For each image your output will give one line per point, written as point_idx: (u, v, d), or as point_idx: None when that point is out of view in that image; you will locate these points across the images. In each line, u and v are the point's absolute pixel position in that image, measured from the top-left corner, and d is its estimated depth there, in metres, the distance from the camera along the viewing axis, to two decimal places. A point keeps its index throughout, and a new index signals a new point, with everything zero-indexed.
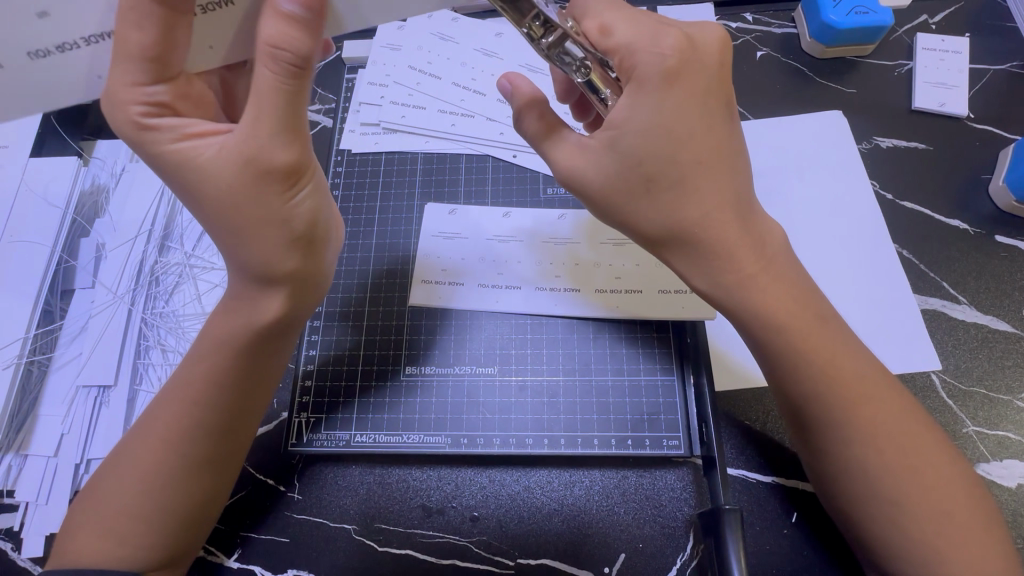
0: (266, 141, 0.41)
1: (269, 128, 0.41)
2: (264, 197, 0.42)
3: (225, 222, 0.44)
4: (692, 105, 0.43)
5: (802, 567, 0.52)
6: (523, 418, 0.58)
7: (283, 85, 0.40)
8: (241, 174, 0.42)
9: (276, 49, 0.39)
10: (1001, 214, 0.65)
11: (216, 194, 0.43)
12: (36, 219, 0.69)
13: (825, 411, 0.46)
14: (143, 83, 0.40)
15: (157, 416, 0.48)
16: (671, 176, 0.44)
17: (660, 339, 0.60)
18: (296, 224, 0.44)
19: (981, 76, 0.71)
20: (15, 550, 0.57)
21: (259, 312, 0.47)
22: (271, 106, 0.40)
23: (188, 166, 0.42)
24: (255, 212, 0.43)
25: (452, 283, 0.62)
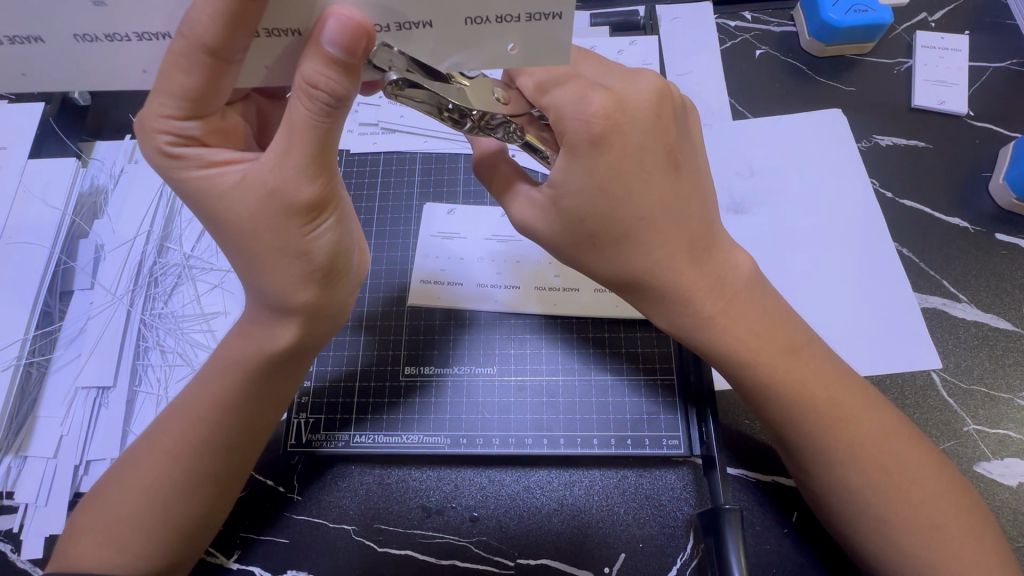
0: (291, 177, 0.39)
1: (295, 166, 0.38)
2: (285, 232, 0.41)
3: (247, 252, 0.42)
4: (632, 160, 0.43)
5: (803, 566, 0.52)
6: (523, 418, 0.58)
7: (314, 122, 0.37)
8: (264, 208, 0.40)
9: (313, 89, 0.36)
10: (1001, 212, 0.65)
11: (238, 224, 0.41)
12: (35, 221, 0.69)
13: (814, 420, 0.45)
14: (175, 116, 0.39)
15: (165, 429, 0.48)
16: (617, 231, 0.44)
17: (660, 339, 0.60)
18: (316, 258, 0.43)
19: (981, 74, 0.71)
20: (16, 551, 0.57)
21: (274, 340, 0.46)
22: (299, 142, 0.38)
23: (212, 196, 0.41)
24: (274, 245, 0.41)
25: (451, 283, 0.62)
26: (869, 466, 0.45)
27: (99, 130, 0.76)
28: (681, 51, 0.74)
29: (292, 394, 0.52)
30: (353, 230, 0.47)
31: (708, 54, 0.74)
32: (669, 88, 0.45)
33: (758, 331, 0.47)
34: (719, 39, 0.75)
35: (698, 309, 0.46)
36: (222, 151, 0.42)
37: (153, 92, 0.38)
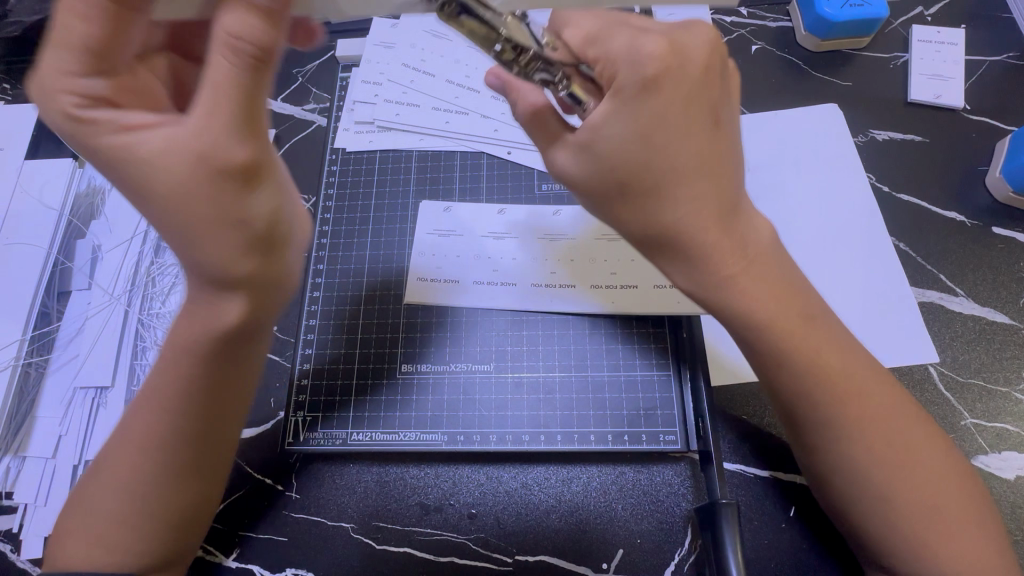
0: (219, 136, 0.38)
1: (224, 121, 0.38)
2: (218, 195, 0.39)
3: (171, 218, 0.40)
4: (678, 107, 0.41)
5: (801, 561, 0.52)
6: (519, 414, 0.58)
7: (238, 76, 0.38)
8: (191, 171, 0.38)
9: (235, 41, 0.37)
10: (998, 206, 0.64)
11: (167, 190, 0.39)
12: (31, 223, 0.69)
13: (816, 416, 0.46)
14: (76, 73, 0.38)
15: (130, 426, 0.47)
16: (651, 181, 0.42)
17: (656, 335, 0.60)
18: (248, 224, 0.41)
19: (977, 68, 0.71)
20: (15, 551, 0.57)
21: (220, 317, 0.44)
22: (227, 97, 0.38)
23: (132, 160, 0.39)
24: (205, 209, 0.39)
25: (448, 281, 0.62)
26: (870, 462, 0.45)
27: None
28: None
29: (252, 381, 0.51)
30: (291, 213, 0.46)
31: None
32: (720, 44, 0.43)
33: (775, 296, 0.45)
34: None
35: (691, 308, 0.46)
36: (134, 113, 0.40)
37: (51, 47, 0.38)
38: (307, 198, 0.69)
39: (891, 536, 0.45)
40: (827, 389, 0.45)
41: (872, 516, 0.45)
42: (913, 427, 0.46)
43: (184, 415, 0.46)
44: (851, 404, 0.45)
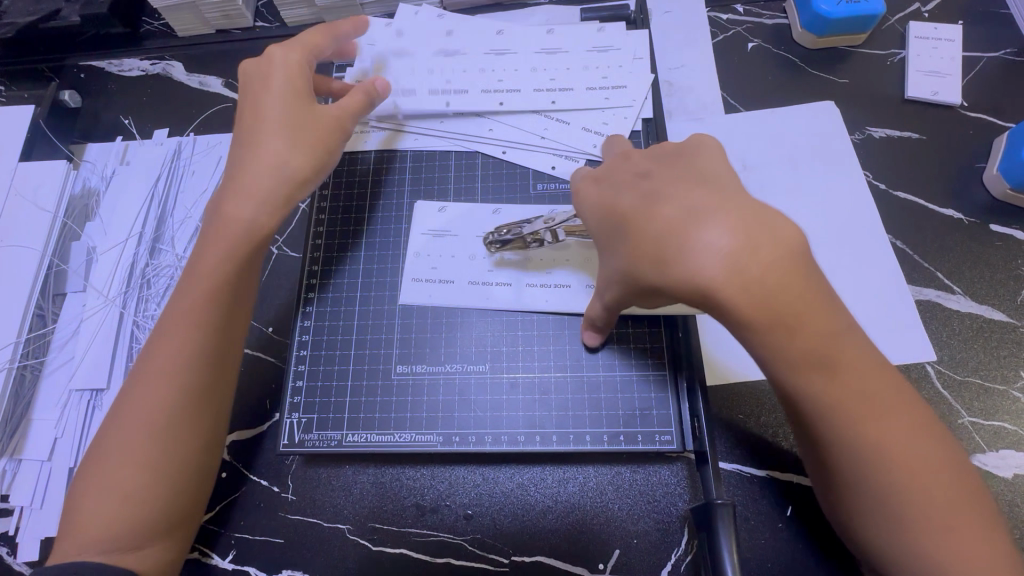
0: (324, 113, 0.56)
1: (333, 114, 0.56)
2: (302, 127, 0.54)
3: (279, 133, 0.53)
4: (617, 161, 0.48)
5: (798, 562, 0.52)
6: (515, 414, 0.57)
7: (359, 103, 0.60)
8: (294, 111, 0.54)
9: (370, 92, 0.60)
10: (996, 202, 0.64)
11: (272, 113, 0.53)
12: (25, 225, 0.68)
13: (830, 439, 0.39)
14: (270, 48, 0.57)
15: (116, 427, 0.46)
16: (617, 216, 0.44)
17: (652, 334, 0.59)
18: (328, 169, 0.56)
19: (975, 64, 0.70)
20: (12, 553, 0.57)
21: (239, 213, 0.50)
22: (357, 99, 0.59)
23: (263, 92, 0.54)
24: (289, 128, 0.53)
25: (443, 282, 0.62)
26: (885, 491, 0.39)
27: (91, 131, 0.77)
28: (672, 48, 0.74)
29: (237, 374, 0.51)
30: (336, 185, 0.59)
31: (698, 49, 0.74)
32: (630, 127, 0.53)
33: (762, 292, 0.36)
34: (710, 33, 0.75)
35: None
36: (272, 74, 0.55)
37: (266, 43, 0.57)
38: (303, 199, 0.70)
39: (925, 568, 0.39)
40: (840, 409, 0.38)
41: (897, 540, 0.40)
42: (941, 442, 0.40)
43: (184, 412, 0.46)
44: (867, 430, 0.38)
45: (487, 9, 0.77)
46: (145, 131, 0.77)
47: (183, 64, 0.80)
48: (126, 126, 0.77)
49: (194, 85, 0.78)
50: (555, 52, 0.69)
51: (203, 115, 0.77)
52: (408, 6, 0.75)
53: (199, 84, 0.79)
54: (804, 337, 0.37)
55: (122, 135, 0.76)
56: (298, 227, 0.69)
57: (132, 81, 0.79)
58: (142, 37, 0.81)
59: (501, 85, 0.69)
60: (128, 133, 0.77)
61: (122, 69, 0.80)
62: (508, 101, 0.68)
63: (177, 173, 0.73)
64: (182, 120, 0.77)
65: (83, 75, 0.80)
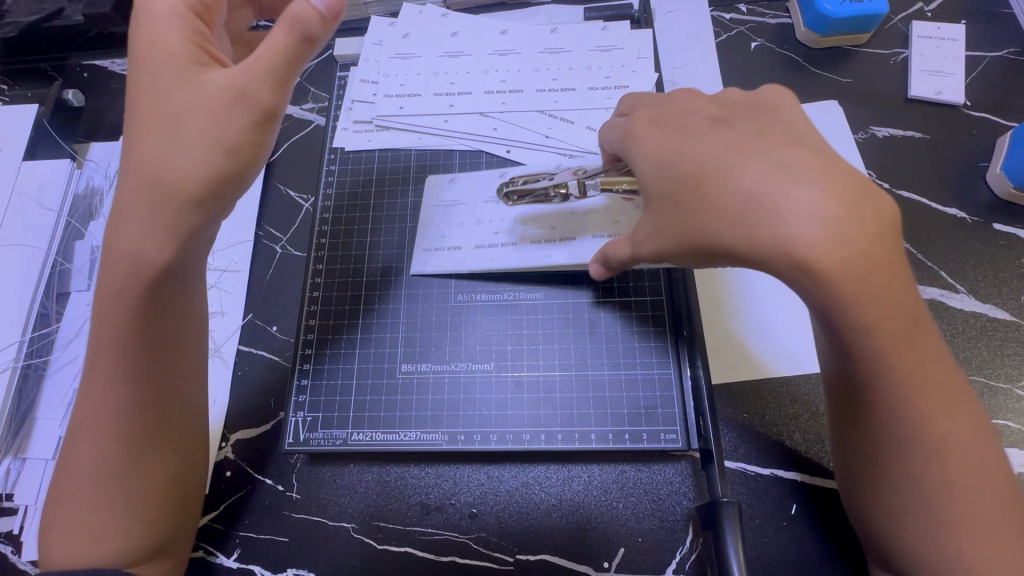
0: (245, 82, 0.45)
1: (262, 79, 0.45)
2: (190, 122, 0.45)
3: (171, 118, 0.45)
4: (672, 117, 0.48)
5: (803, 560, 0.52)
6: (520, 413, 0.57)
7: (289, 51, 0.46)
8: (184, 100, 0.45)
9: (295, 22, 0.45)
10: (999, 201, 0.64)
11: (157, 95, 0.46)
12: (28, 223, 0.68)
13: (886, 400, 0.40)
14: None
15: (79, 448, 0.46)
16: (701, 177, 0.42)
17: (655, 322, 0.59)
18: (224, 169, 0.45)
19: (977, 63, 0.71)
20: (16, 552, 0.57)
21: (143, 245, 0.45)
22: (272, 56, 0.45)
23: (144, 60, 0.46)
24: (179, 116, 0.45)
25: (451, 252, 0.63)
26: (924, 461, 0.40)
27: (94, 131, 0.77)
28: (675, 47, 0.74)
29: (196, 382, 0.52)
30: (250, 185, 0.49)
31: (701, 49, 0.74)
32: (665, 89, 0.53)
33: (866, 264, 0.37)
34: (713, 33, 0.75)
35: None
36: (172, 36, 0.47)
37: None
38: (306, 198, 0.70)
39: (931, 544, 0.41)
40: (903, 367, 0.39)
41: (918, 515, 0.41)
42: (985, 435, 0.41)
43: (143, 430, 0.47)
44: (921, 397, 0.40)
45: (490, 9, 0.77)
46: None
47: None
48: None
49: None
50: (558, 52, 0.70)
51: None
52: (411, 6, 0.74)
53: None
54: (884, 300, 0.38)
55: None
56: (302, 226, 0.69)
57: None
58: None
59: (504, 85, 0.69)
60: None
61: (126, 68, 0.80)
62: (511, 101, 0.68)
63: None
64: None
65: (86, 74, 0.80)
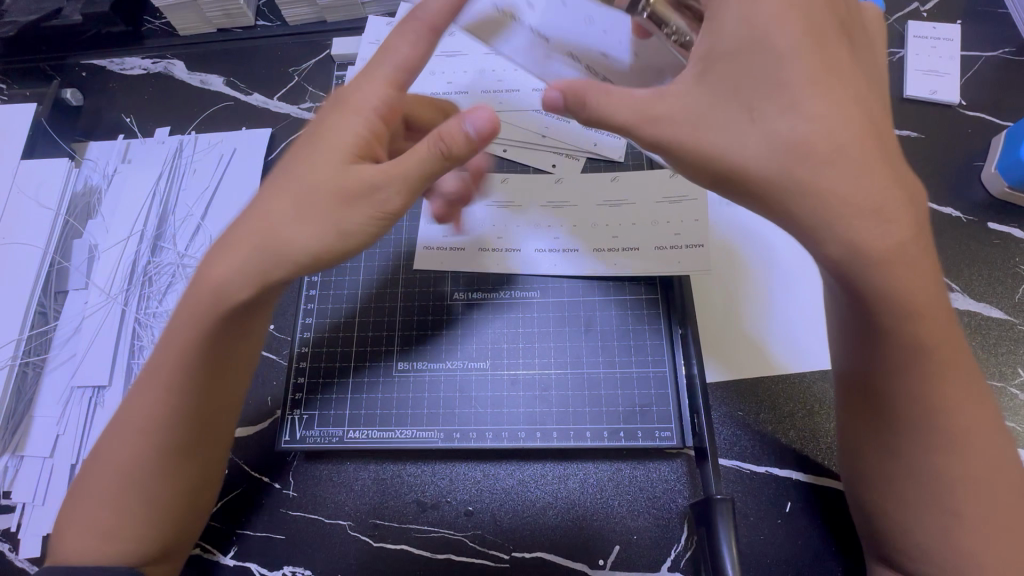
0: (379, 186, 0.44)
1: (397, 183, 0.44)
2: (343, 207, 0.44)
3: (301, 186, 0.44)
4: (790, 12, 0.39)
5: (798, 557, 0.52)
6: (516, 411, 0.57)
7: (431, 166, 0.44)
8: (338, 182, 0.44)
9: (443, 141, 0.43)
10: (993, 201, 0.64)
11: (311, 169, 0.44)
12: (28, 223, 0.68)
13: (926, 416, 0.41)
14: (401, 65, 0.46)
15: (110, 443, 0.47)
16: (773, 99, 0.38)
17: (651, 316, 0.59)
18: (333, 251, 0.44)
19: (973, 63, 0.71)
20: (14, 549, 0.58)
21: (226, 284, 0.44)
22: (411, 169, 0.44)
23: (326, 138, 0.45)
24: (321, 193, 0.44)
25: (453, 248, 0.63)
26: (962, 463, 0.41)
27: (92, 130, 0.77)
28: None
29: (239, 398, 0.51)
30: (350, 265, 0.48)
31: None
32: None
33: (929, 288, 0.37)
34: None
35: None
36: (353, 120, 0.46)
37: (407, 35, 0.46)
38: None
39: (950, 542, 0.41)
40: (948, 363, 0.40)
41: (934, 518, 0.42)
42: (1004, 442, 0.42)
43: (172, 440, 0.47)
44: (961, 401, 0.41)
45: None
46: (147, 129, 0.77)
47: (184, 63, 0.80)
48: (127, 124, 0.78)
49: (194, 84, 0.79)
50: None
51: (205, 114, 0.77)
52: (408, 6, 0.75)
53: (200, 83, 0.79)
54: (935, 318, 0.38)
55: (124, 134, 0.77)
56: None
57: (134, 80, 0.80)
58: (144, 36, 0.81)
59: (501, 84, 0.70)
60: (130, 131, 0.77)
61: (124, 67, 0.80)
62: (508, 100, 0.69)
63: (179, 172, 0.73)
64: (183, 119, 0.77)
65: (84, 73, 0.80)
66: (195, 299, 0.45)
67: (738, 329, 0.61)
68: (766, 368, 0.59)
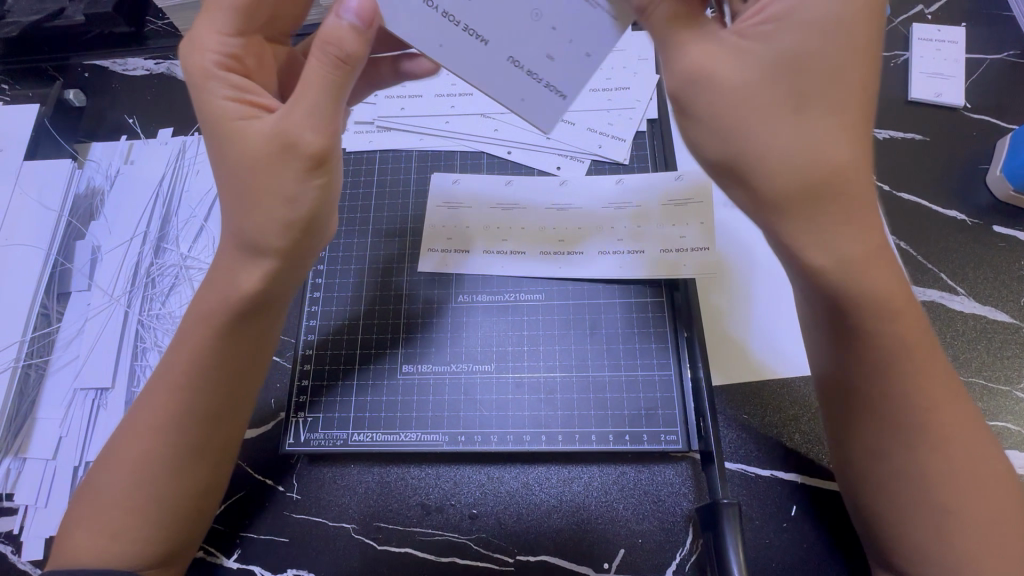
0: (299, 124, 0.44)
1: (312, 115, 0.44)
2: (284, 174, 0.44)
3: (244, 180, 0.45)
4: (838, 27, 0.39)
5: (803, 561, 0.52)
6: (520, 414, 0.57)
7: (332, 77, 0.44)
8: (271, 150, 0.44)
9: (327, 43, 0.43)
10: (998, 204, 0.64)
11: (243, 154, 0.45)
12: (30, 224, 0.68)
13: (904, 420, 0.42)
14: (223, 32, 0.47)
15: (125, 444, 0.47)
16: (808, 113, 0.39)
17: (656, 318, 0.59)
18: (291, 217, 0.45)
19: (977, 66, 0.71)
20: (16, 553, 0.57)
21: (236, 280, 0.47)
22: (314, 84, 0.44)
23: (235, 134, 0.45)
24: (267, 182, 0.44)
25: (457, 251, 0.63)
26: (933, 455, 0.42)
27: (95, 130, 0.77)
28: None
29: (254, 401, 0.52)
30: (321, 227, 0.49)
31: None
32: None
33: (894, 302, 0.40)
34: None
35: None
36: (253, 98, 0.47)
37: (214, 18, 0.48)
38: None
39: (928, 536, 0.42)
40: (913, 359, 0.41)
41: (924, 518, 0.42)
42: (986, 441, 0.43)
43: (189, 441, 0.47)
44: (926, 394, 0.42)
45: None
46: (149, 130, 0.77)
47: None
48: (130, 125, 0.78)
49: None
50: None
51: None
52: None
53: None
54: (904, 331, 0.41)
55: (127, 135, 0.76)
56: None
57: (137, 80, 0.79)
58: (147, 37, 0.81)
59: None
60: (132, 132, 0.77)
61: (127, 68, 0.80)
62: None
63: (182, 173, 0.73)
64: (186, 121, 0.77)
65: (87, 73, 0.80)
66: (210, 300, 0.48)
67: (742, 330, 0.61)
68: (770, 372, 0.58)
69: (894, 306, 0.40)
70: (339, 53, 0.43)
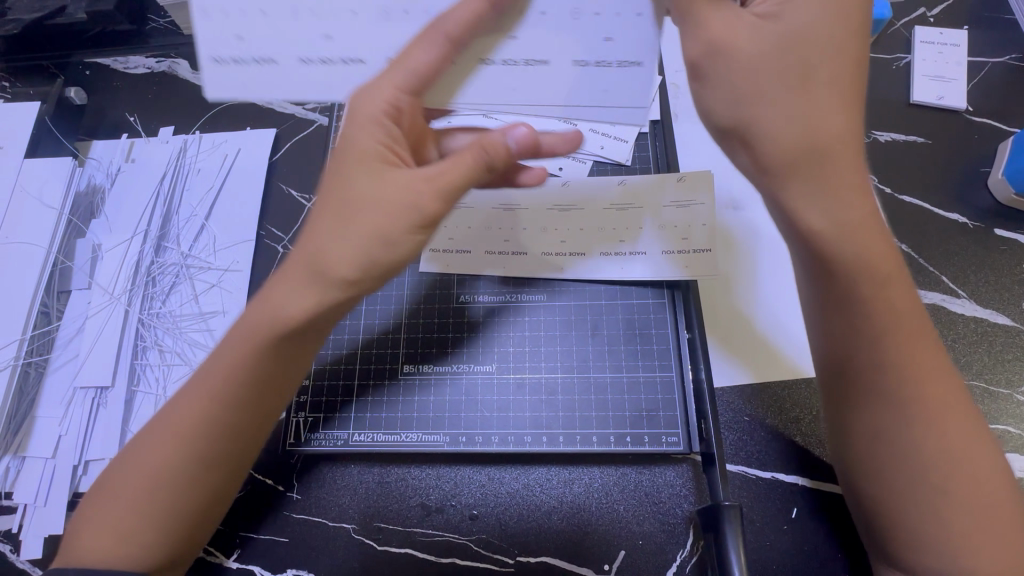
0: (429, 195, 0.45)
1: (444, 189, 0.45)
2: (394, 229, 0.44)
3: (349, 213, 0.45)
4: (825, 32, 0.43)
5: (803, 562, 0.52)
6: (522, 415, 0.57)
7: (474, 171, 0.47)
8: (407, 202, 0.45)
9: (486, 147, 0.47)
10: (999, 207, 0.64)
11: (379, 196, 0.45)
12: (31, 222, 0.68)
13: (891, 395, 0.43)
14: (400, 88, 0.43)
15: (144, 449, 0.47)
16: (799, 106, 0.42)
17: (657, 320, 0.59)
18: (383, 261, 0.45)
19: (979, 69, 0.71)
20: (16, 551, 0.58)
21: (285, 307, 0.45)
22: (454, 174, 0.46)
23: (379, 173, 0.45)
24: (378, 225, 0.44)
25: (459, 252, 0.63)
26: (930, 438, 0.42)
27: (95, 128, 0.77)
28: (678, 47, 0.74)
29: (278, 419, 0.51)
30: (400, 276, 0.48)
31: None
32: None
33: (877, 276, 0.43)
34: None
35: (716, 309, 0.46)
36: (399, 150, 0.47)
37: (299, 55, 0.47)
38: (309, 198, 0.71)
39: (927, 526, 0.42)
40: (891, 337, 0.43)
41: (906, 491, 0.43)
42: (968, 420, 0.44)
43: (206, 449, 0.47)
44: (922, 375, 0.43)
45: None
46: (150, 129, 0.77)
47: (188, 62, 0.80)
48: (131, 123, 0.77)
49: (198, 83, 0.78)
50: None
51: (210, 114, 0.77)
52: None
53: None
54: (888, 307, 0.43)
55: (128, 133, 0.76)
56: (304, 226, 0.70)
57: (138, 79, 0.79)
58: (148, 34, 0.81)
59: None
60: (133, 130, 0.77)
61: (129, 66, 0.80)
62: None
63: (183, 171, 0.73)
64: (187, 119, 0.77)
65: (88, 72, 0.80)
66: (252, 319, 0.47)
67: (754, 323, 0.61)
68: (772, 374, 0.58)
69: (882, 273, 0.43)
70: (482, 144, 0.47)
